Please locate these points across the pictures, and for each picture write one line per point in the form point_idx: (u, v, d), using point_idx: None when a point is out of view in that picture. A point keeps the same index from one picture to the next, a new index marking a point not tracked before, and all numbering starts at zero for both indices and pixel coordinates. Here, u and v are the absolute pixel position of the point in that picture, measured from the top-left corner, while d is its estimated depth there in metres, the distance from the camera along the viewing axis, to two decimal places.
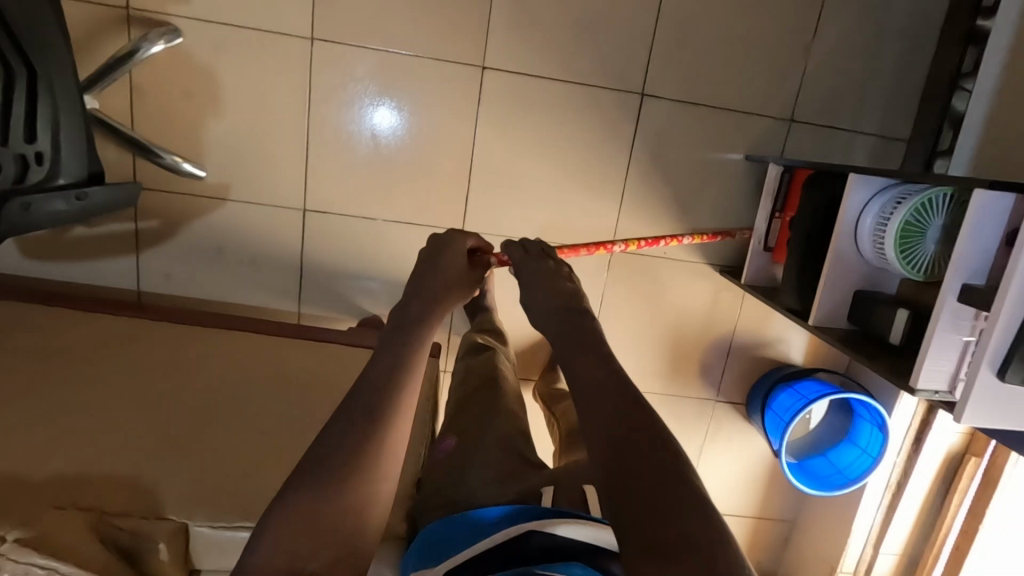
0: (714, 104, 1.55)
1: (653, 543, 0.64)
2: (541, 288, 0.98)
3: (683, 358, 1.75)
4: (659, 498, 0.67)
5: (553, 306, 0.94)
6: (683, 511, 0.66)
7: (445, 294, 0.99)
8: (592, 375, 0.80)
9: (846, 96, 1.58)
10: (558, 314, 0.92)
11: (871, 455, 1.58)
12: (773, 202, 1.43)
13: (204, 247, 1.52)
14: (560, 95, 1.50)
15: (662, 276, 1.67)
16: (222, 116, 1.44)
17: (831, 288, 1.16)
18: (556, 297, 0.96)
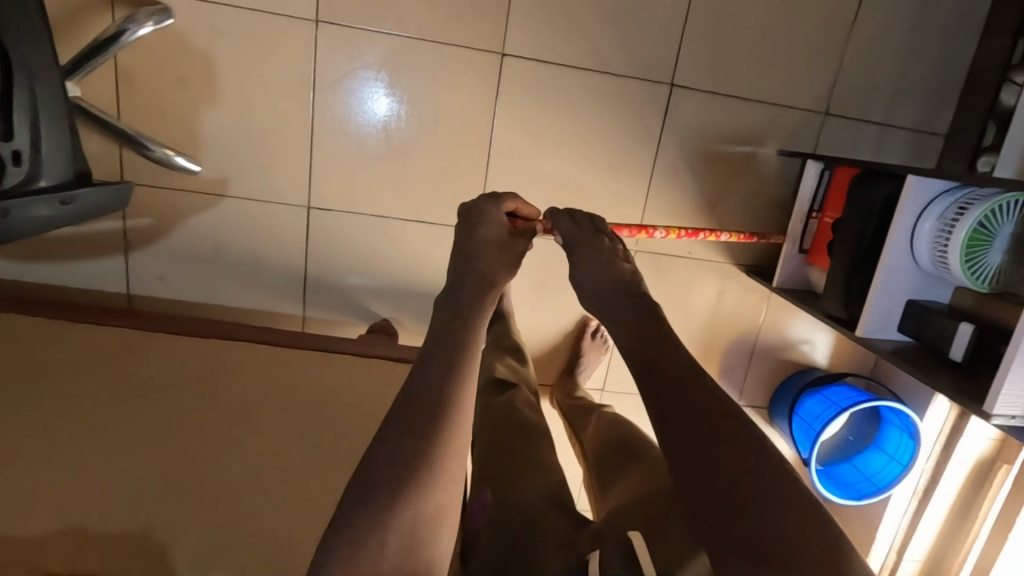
0: (747, 95, 1.46)
1: (755, 549, 0.58)
2: (595, 267, 0.89)
3: (706, 361, 1.68)
4: (748, 500, 0.60)
5: (609, 290, 0.86)
6: (780, 513, 0.59)
7: (496, 280, 0.89)
8: (667, 370, 0.71)
9: (884, 89, 1.50)
10: (617, 296, 0.84)
11: (900, 463, 1.51)
12: (810, 201, 1.35)
13: (199, 247, 1.41)
14: (584, 85, 1.40)
15: (687, 276, 1.59)
16: (218, 105, 1.32)
17: (882, 297, 1.10)
18: (608, 280, 0.87)
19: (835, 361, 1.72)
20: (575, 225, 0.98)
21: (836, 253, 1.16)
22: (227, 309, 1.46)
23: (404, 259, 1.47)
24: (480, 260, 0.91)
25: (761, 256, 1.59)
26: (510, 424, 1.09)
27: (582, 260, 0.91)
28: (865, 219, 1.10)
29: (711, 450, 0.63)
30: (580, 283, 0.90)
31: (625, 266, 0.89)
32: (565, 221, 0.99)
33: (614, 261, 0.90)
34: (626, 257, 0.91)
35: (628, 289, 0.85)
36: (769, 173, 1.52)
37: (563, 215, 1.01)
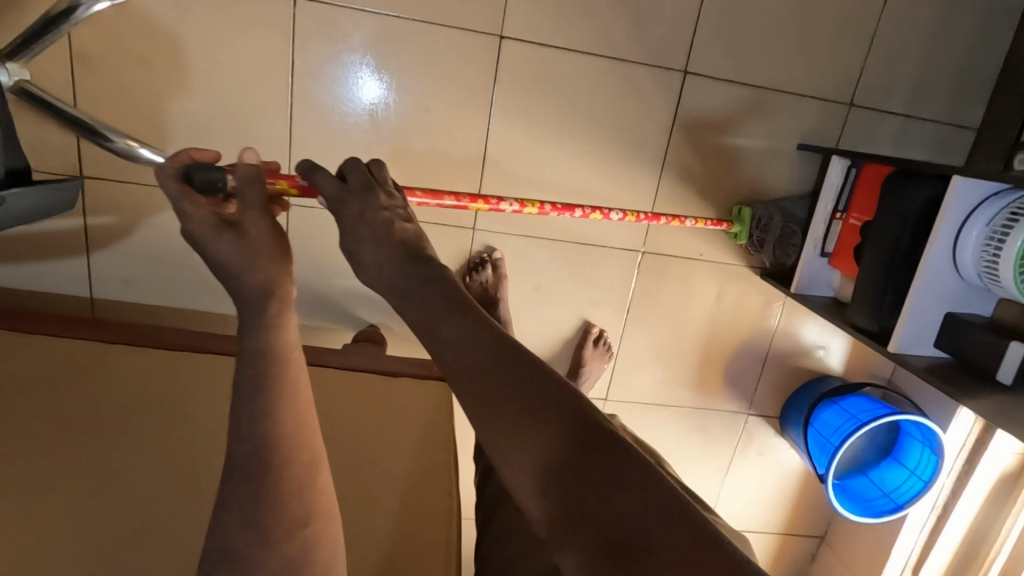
0: (765, 85, 1.35)
1: (628, 538, 0.52)
2: (365, 236, 0.74)
3: (715, 368, 1.58)
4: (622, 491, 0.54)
5: (393, 256, 0.72)
6: (651, 519, 0.53)
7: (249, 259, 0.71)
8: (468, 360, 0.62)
9: (913, 79, 1.39)
10: (399, 272, 0.71)
11: (920, 479, 1.42)
12: (834, 201, 1.24)
13: (169, 247, 1.29)
14: (590, 72, 1.28)
15: (696, 280, 1.49)
16: (186, 92, 1.19)
17: (919, 310, 1.00)
18: (388, 250, 0.73)
19: (851, 367, 1.62)
20: (339, 184, 0.78)
21: (865, 261, 1.06)
22: (202, 315, 1.35)
23: None
24: (231, 255, 0.71)
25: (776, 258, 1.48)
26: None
27: (350, 232, 0.75)
28: (900, 225, 1.00)
29: (594, 455, 0.56)
30: (355, 257, 0.74)
31: (403, 229, 0.75)
32: (322, 175, 0.78)
33: (387, 226, 0.75)
34: (402, 217, 0.77)
35: (409, 257, 0.71)
36: (787, 169, 1.41)
37: (316, 166, 0.79)
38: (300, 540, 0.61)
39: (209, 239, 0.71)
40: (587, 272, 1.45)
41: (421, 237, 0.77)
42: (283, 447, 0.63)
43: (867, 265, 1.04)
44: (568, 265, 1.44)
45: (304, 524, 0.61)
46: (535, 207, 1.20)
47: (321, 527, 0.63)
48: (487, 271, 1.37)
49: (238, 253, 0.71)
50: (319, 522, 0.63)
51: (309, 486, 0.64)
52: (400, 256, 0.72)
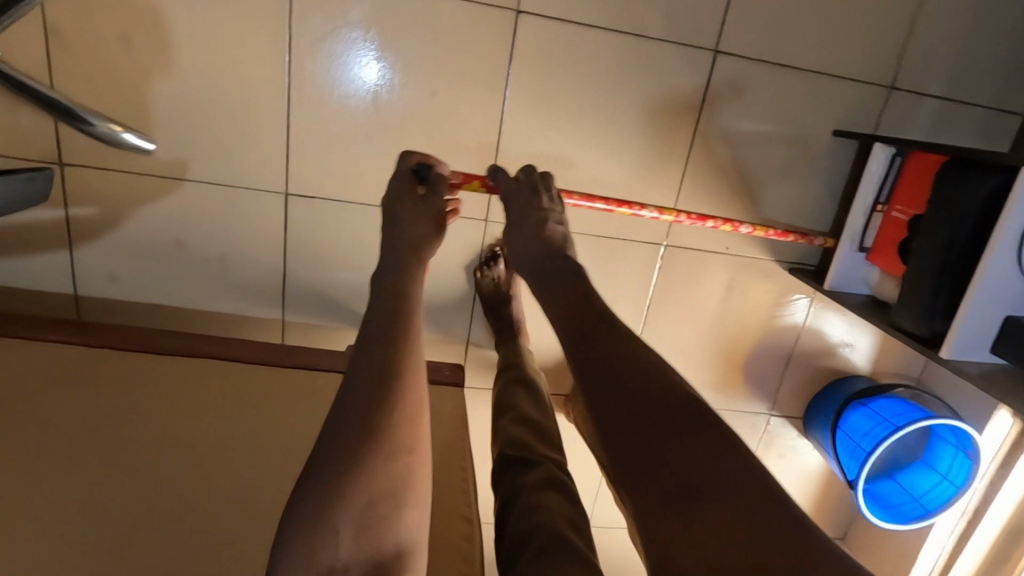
0: (801, 65, 1.25)
1: (687, 485, 0.55)
2: (520, 228, 0.84)
3: (736, 368, 1.51)
4: (682, 446, 0.58)
5: (539, 252, 0.81)
6: (738, 497, 0.54)
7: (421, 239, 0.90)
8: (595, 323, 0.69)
9: (958, 60, 1.29)
10: (544, 262, 0.79)
11: (954, 485, 1.34)
12: (876, 192, 1.16)
13: (157, 240, 1.20)
14: (614, 53, 1.19)
15: (720, 275, 1.41)
16: (173, 70, 1.09)
17: (976, 314, 0.92)
18: (540, 245, 0.82)
19: (880, 367, 1.54)
20: (516, 182, 0.90)
21: (914, 258, 0.98)
22: (195, 313, 1.26)
23: None
24: (410, 216, 0.91)
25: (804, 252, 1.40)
26: (529, 464, 0.91)
27: (511, 222, 0.86)
28: (956, 220, 0.92)
29: (664, 418, 0.60)
30: (510, 243, 0.85)
31: (554, 230, 0.84)
32: (505, 177, 0.93)
33: (541, 224, 0.84)
34: (559, 220, 0.86)
35: (553, 257, 0.80)
36: (820, 158, 1.32)
37: (503, 170, 0.94)
38: (402, 464, 0.74)
39: (404, 204, 0.93)
40: (605, 267, 1.37)
41: (568, 241, 0.84)
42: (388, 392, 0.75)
43: (917, 263, 0.97)
44: (586, 260, 1.36)
45: (406, 454, 0.75)
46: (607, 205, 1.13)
47: (417, 460, 0.76)
48: (498, 267, 1.28)
49: (411, 219, 0.91)
50: (417, 455, 0.76)
51: (408, 425, 0.76)
52: (544, 250, 0.81)
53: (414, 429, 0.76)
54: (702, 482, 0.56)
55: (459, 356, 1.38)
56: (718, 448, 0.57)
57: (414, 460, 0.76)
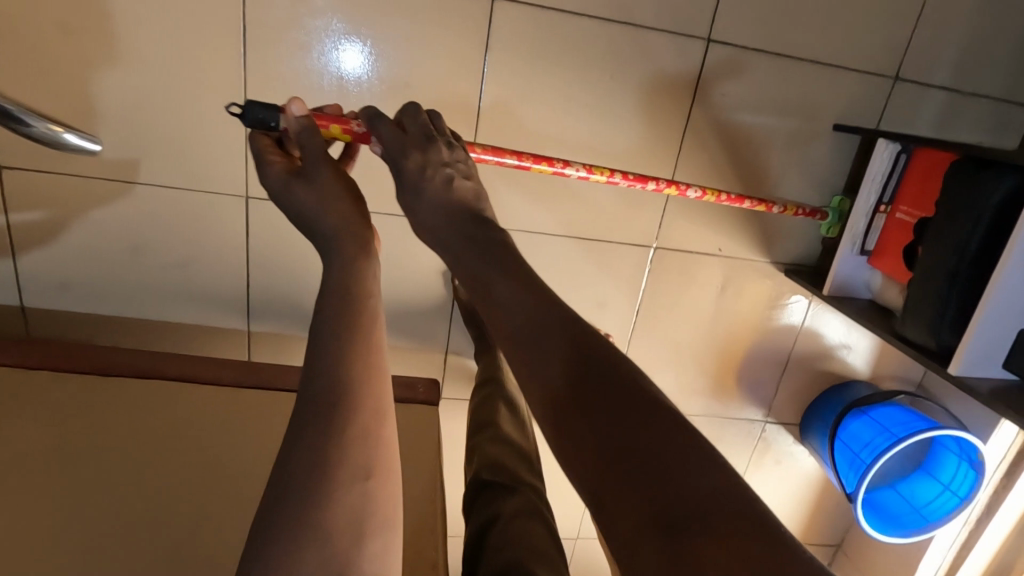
0: (800, 54, 1.17)
1: (671, 517, 0.41)
2: (417, 195, 0.74)
3: (730, 374, 1.44)
4: (660, 462, 0.44)
5: (445, 215, 0.72)
6: (727, 521, 0.40)
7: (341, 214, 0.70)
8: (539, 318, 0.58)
9: (967, 48, 1.21)
10: (455, 229, 0.71)
11: (956, 495, 1.28)
12: (879, 191, 1.07)
13: (109, 248, 1.11)
14: (600, 42, 1.10)
15: (714, 277, 1.33)
16: (118, 63, 1.00)
17: (988, 327, 0.85)
18: (450, 202, 0.73)
19: (880, 371, 1.48)
20: (399, 132, 0.79)
21: (923, 265, 0.91)
22: (153, 324, 1.18)
23: None
24: (321, 188, 0.71)
25: (802, 253, 1.33)
26: (507, 490, 0.84)
27: (407, 181, 0.76)
28: (969, 225, 0.85)
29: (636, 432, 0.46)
30: (412, 210, 0.75)
31: (461, 185, 0.75)
32: (388, 126, 0.79)
33: (444, 179, 0.75)
34: (463, 172, 0.77)
35: (471, 218, 0.72)
36: (820, 155, 1.24)
37: (382, 115, 0.80)
38: (362, 493, 0.50)
39: (294, 183, 0.73)
40: (592, 270, 1.30)
41: (480, 195, 0.77)
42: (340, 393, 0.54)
43: (926, 270, 0.90)
44: (572, 263, 1.28)
45: (366, 476, 0.51)
46: (605, 175, 1.02)
47: (383, 487, 0.52)
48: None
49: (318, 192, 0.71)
50: (383, 475, 0.52)
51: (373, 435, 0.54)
52: (460, 200, 0.73)
53: (380, 435, 0.54)
54: (684, 506, 0.42)
55: (438, 365, 1.31)
56: (691, 458, 0.44)
57: (377, 483, 0.52)
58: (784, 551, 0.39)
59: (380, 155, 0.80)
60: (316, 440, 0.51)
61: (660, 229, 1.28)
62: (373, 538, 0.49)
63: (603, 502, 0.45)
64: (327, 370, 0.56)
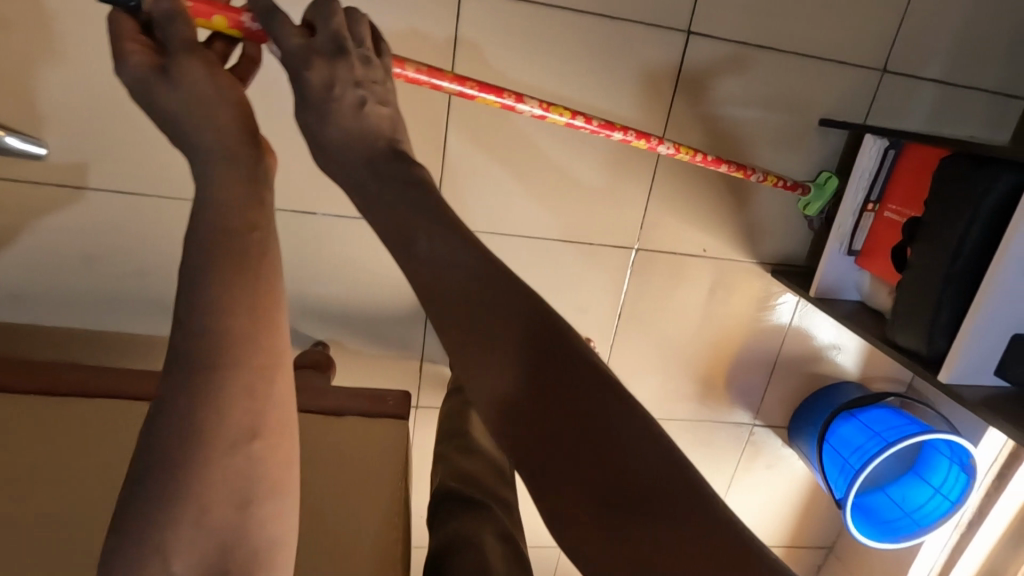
0: (785, 46, 1.12)
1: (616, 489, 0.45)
2: (316, 117, 0.67)
3: (717, 377, 1.40)
4: (597, 432, 0.47)
5: (359, 156, 0.66)
6: (663, 485, 0.46)
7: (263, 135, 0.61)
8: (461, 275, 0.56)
9: (958, 38, 1.16)
10: (364, 165, 0.65)
11: (947, 499, 1.25)
12: (866, 189, 1.03)
13: (59, 255, 1.05)
14: (574, 35, 1.05)
15: (699, 278, 1.29)
16: (62, 59, 0.94)
17: (980, 333, 0.81)
18: (362, 137, 0.67)
19: (869, 371, 1.44)
20: (307, 42, 0.68)
21: (914, 269, 0.88)
22: (110, 334, 1.12)
23: (340, 265, 1.14)
24: (198, 89, 0.59)
25: (790, 252, 1.28)
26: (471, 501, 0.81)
27: (314, 105, 0.67)
28: (960, 228, 0.82)
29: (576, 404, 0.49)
30: (317, 140, 0.68)
31: (376, 112, 0.68)
32: (287, 23, 0.68)
33: (355, 105, 0.67)
34: (380, 98, 0.70)
35: (393, 155, 0.66)
36: (806, 150, 1.20)
37: (281, 11, 0.69)
38: (246, 456, 0.46)
39: (161, 91, 0.59)
40: (572, 272, 1.25)
41: (398, 124, 0.71)
42: (219, 351, 0.47)
43: (916, 275, 0.86)
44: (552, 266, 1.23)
45: (252, 438, 0.47)
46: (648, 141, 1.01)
47: (273, 447, 0.48)
48: None
49: (186, 92, 0.59)
50: (271, 438, 0.48)
51: (263, 390, 0.48)
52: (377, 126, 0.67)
53: (267, 389, 0.48)
54: (623, 472, 0.46)
55: (414, 373, 1.26)
56: (617, 425, 0.48)
57: (268, 444, 0.48)
58: (704, 506, 0.45)
59: (277, 63, 0.69)
60: (187, 399, 0.45)
61: (642, 229, 1.23)
62: (264, 500, 0.47)
63: (544, 473, 0.48)
64: (195, 329, 0.47)
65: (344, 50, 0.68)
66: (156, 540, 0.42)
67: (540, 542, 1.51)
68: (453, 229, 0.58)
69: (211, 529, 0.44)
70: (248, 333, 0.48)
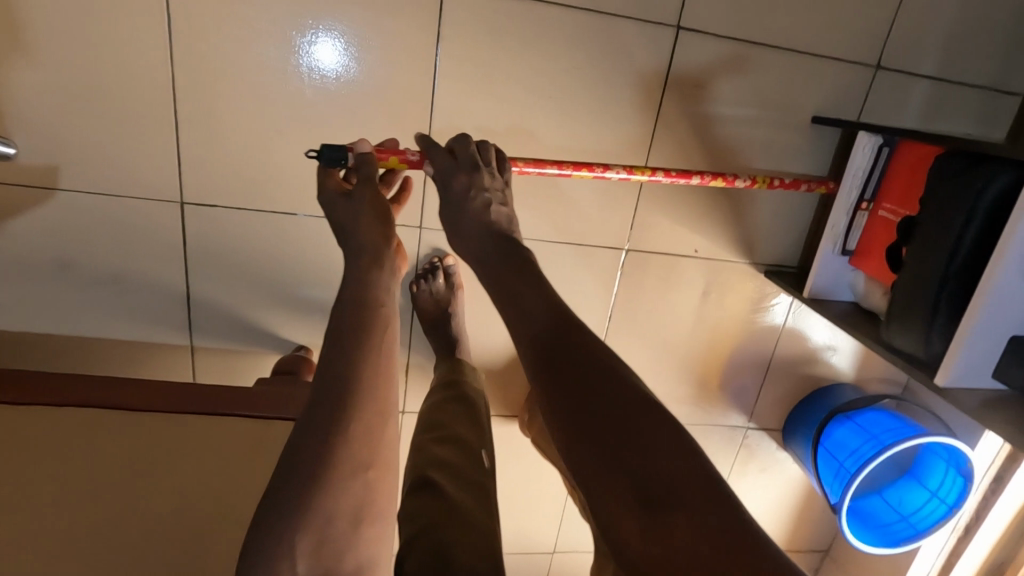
0: (776, 42, 1.09)
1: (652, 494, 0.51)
2: (460, 219, 0.78)
3: (711, 380, 1.37)
4: (636, 443, 0.54)
5: (483, 244, 0.76)
6: (694, 492, 0.51)
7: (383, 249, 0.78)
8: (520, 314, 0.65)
9: (951, 34, 1.14)
10: (489, 246, 0.75)
11: (945, 503, 1.23)
12: (860, 187, 1.01)
13: (30, 260, 1.02)
14: (560, 32, 1.02)
15: (691, 280, 1.26)
16: (30, 57, 0.91)
17: (977, 334, 0.79)
18: (481, 228, 0.77)
19: (865, 373, 1.42)
20: (453, 160, 0.81)
21: (907, 269, 0.85)
22: (85, 341, 1.09)
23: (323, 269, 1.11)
24: (364, 205, 0.80)
25: (783, 252, 1.26)
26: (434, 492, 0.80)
27: (451, 203, 0.79)
28: (957, 223, 0.79)
29: (619, 420, 0.55)
30: (456, 230, 0.79)
31: (498, 213, 0.78)
32: (438, 152, 0.81)
33: (482, 206, 0.78)
34: (501, 199, 0.79)
35: (505, 242, 0.76)
36: (799, 149, 1.17)
37: (438, 143, 0.83)
38: (362, 483, 0.57)
39: (339, 205, 0.80)
40: (562, 276, 1.22)
41: (514, 220, 0.80)
42: (350, 399, 0.60)
43: (912, 273, 0.84)
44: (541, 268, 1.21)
45: (367, 469, 0.58)
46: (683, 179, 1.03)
47: (382, 477, 0.59)
48: (437, 280, 1.12)
49: (365, 209, 0.80)
50: (382, 469, 0.59)
51: (375, 432, 0.60)
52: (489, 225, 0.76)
53: (382, 434, 0.61)
54: (659, 478, 0.52)
55: (401, 379, 1.23)
56: (656, 436, 0.54)
57: (377, 475, 0.59)
58: (730, 510, 0.51)
59: (431, 178, 0.82)
60: (324, 438, 0.57)
61: (633, 230, 1.20)
62: (373, 523, 0.58)
63: (587, 474, 0.54)
64: (331, 373, 0.62)
65: (477, 166, 0.80)
66: (281, 538, 0.53)
67: (531, 549, 1.48)
68: (527, 287, 0.67)
69: (331, 544, 0.54)
70: (364, 393, 0.61)
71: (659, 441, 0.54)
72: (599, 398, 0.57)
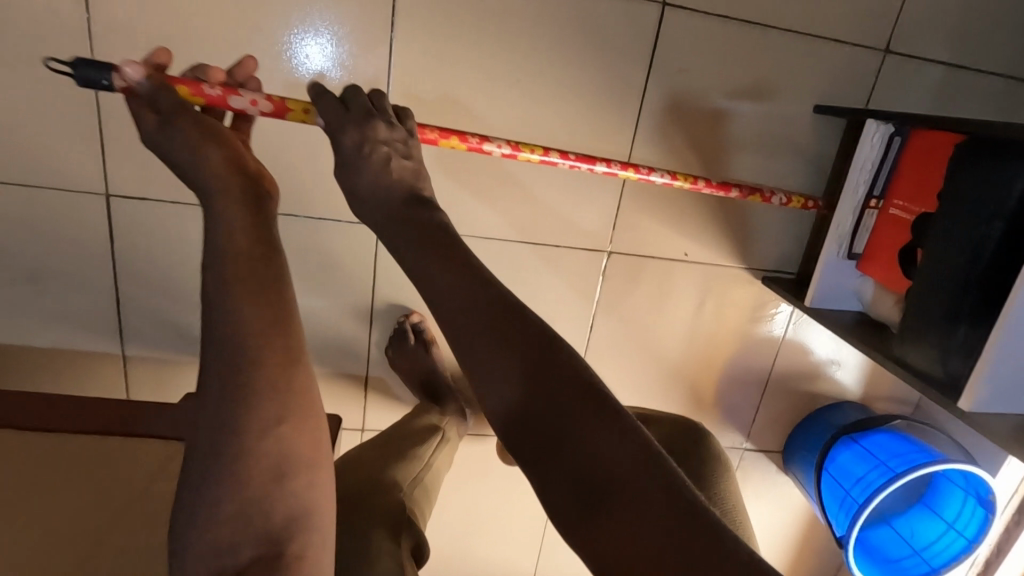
0: (773, 23, 0.98)
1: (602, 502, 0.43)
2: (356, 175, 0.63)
3: (703, 397, 1.25)
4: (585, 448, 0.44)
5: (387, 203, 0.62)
6: (658, 504, 0.42)
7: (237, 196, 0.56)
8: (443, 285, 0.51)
9: (965, 15, 1.03)
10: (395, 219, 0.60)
11: (964, 538, 1.11)
12: (869, 181, 0.90)
13: None
14: (529, 7, 0.91)
15: (680, 286, 1.14)
16: None
17: (1009, 349, 0.67)
18: (385, 184, 0.62)
19: (872, 391, 1.29)
20: (343, 110, 0.66)
21: (924, 274, 0.73)
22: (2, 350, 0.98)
23: None
24: (188, 137, 0.59)
25: (781, 257, 1.14)
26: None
27: (345, 163, 0.63)
28: (983, 218, 0.68)
29: (564, 419, 0.45)
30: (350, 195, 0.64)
31: (400, 167, 0.63)
32: (328, 101, 0.66)
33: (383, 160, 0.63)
34: (404, 152, 0.65)
35: (408, 201, 0.62)
36: (798, 141, 1.06)
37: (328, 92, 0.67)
38: (275, 446, 0.48)
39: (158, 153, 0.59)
40: (536, 280, 1.11)
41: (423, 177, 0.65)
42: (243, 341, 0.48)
43: (930, 277, 0.72)
44: (514, 272, 1.09)
45: (280, 426, 0.48)
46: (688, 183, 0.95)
47: (302, 432, 0.49)
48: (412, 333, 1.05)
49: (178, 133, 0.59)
50: (301, 422, 0.50)
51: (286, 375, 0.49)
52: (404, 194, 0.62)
53: (289, 376, 0.49)
54: (613, 486, 0.43)
55: (358, 394, 1.11)
56: (609, 438, 0.44)
57: (296, 430, 0.49)
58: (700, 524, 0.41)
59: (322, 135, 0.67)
60: (219, 394, 0.47)
61: (615, 230, 1.09)
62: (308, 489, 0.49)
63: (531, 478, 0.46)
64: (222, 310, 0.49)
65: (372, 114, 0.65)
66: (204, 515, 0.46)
67: None
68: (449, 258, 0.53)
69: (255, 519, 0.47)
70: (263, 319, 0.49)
71: (635, 489, 0.42)
72: (558, 436, 0.45)
